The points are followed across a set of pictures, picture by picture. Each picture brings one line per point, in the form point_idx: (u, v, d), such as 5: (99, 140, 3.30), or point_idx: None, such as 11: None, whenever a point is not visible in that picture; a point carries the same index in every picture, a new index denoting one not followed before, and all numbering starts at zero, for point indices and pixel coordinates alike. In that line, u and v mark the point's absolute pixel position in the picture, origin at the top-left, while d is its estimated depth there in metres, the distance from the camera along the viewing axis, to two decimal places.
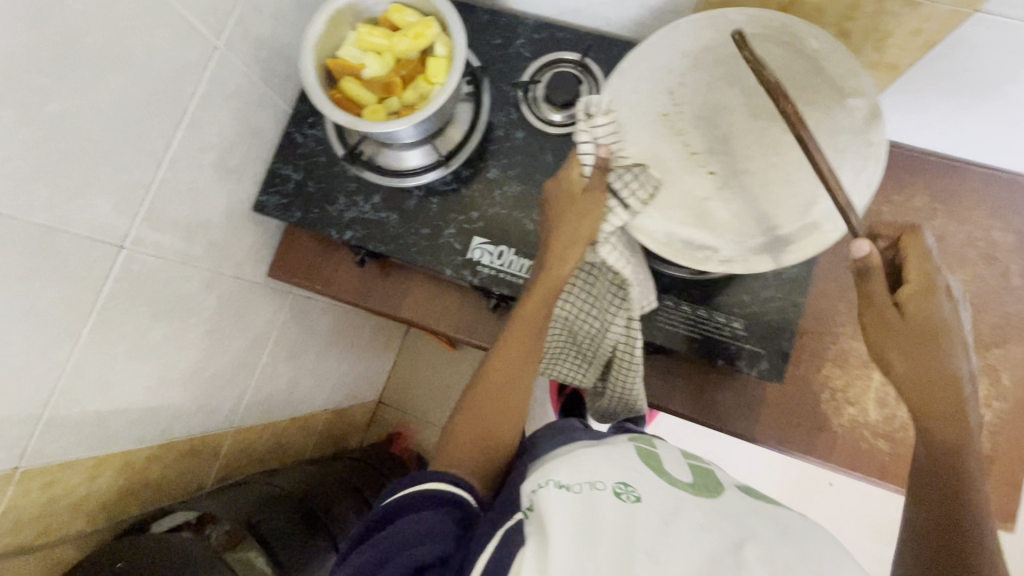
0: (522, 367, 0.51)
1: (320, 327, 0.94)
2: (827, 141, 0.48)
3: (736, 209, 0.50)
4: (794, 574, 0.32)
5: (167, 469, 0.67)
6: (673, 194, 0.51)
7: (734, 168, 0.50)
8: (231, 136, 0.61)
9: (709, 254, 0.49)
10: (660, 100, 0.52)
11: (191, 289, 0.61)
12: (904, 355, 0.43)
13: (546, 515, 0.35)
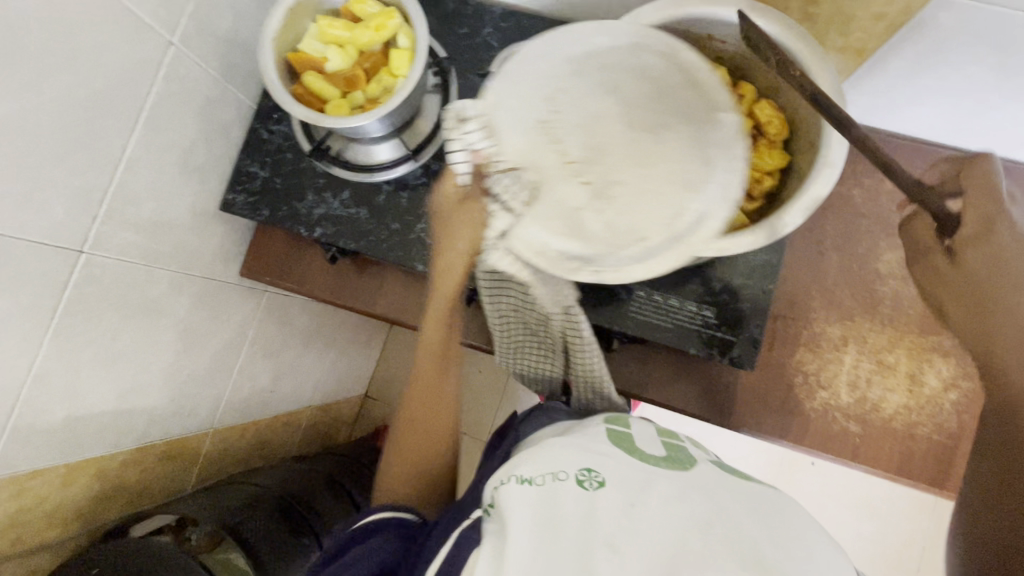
0: (440, 393, 0.52)
1: (299, 325, 0.94)
2: (688, 154, 0.46)
3: (610, 220, 0.46)
4: (760, 550, 0.32)
5: (144, 473, 0.67)
6: (549, 202, 0.47)
7: (609, 178, 0.47)
8: (193, 134, 0.60)
9: (579, 265, 0.47)
10: (536, 108, 0.48)
11: (158, 291, 0.60)
12: (961, 308, 0.39)
13: (509, 512, 0.35)
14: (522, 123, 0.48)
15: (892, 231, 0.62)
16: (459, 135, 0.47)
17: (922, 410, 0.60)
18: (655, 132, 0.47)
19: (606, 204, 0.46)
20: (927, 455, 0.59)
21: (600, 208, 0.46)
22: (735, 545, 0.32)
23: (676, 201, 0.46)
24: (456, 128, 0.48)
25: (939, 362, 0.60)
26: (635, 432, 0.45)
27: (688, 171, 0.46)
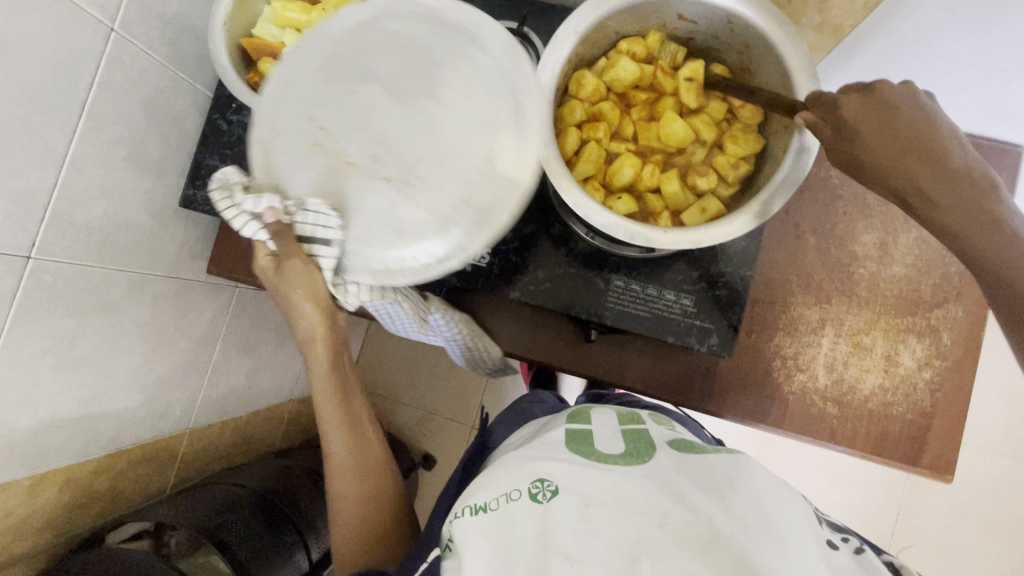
0: (360, 458, 0.58)
1: (273, 319, 0.91)
2: (477, 103, 0.44)
3: (430, 203, 0.43)
4: (716, 528, 0.33)
5: (115, 479, 0.65)
6: (357, 206, 0.43)
7: (404, 164, 0.43)
8: (144, 127, 0.56)
9: (427, 262, 0.43)
10: (304, 129, 0.44)
11: (119, 293, 0.58)
12: (922, 164, 0.36)
13: (464, 549, 0.34)
14: (293, 142, 0.44)
15: (869, 213, 0.62)
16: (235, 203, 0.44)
17: (897, 390, 0.60)
18: (431, 95, 0.44)
19: (416, 194, 0.43)
20: (901, 433, 0.60)
21: (412, 196, 0.43)
22: (690, 529, 0.34)
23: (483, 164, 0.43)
24: (230, 201, 0.44)
25: (914, 342, 0.61)
26: (595, 428, 0.45)
27: (489, 120, 0.43)
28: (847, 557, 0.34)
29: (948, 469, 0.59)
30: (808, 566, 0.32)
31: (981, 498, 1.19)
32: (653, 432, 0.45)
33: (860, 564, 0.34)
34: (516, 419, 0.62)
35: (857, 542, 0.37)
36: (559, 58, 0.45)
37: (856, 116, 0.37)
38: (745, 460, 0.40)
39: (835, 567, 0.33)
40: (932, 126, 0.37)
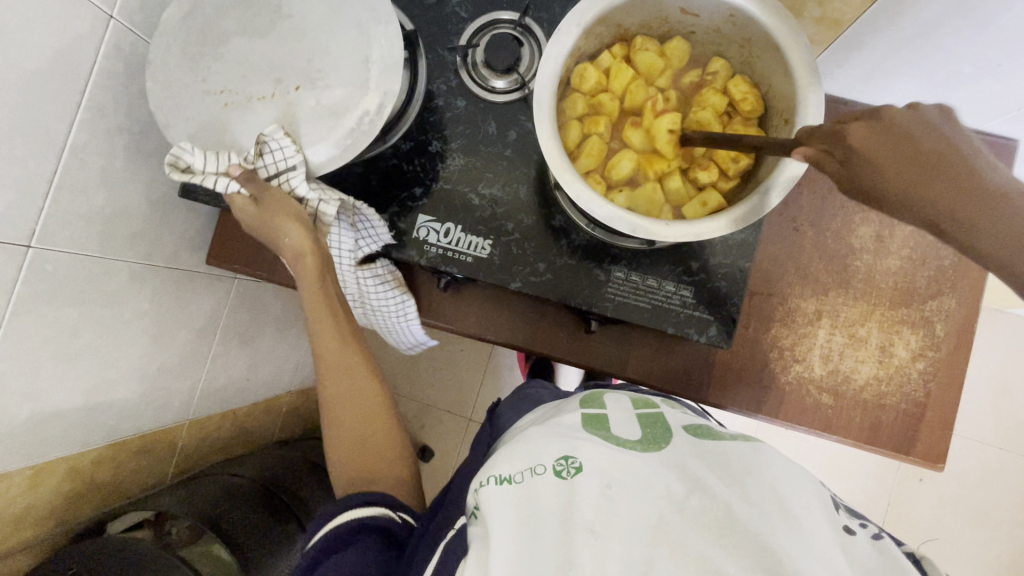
0: (356, 386, 0.60)
1: (271, 311, 0.91)
2: (345, 21, 0.51)
3: (341, 79, 0.50)
4: (734, 514, 0.34)
5: (117, 470, 0.65)
6: (287, 107, 0.50)
7: (308, 73, 0.50)
8: (143, 116, 0.56)
9: (370, 118, 0.50)
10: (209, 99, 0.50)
11: (120, 284, 0.58)
12: (947, 192, 0.30)
13: (490, 513, 0.37)
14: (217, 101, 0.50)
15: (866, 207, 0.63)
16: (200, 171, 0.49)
17: (891, 380, 0.61)
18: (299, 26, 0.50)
19: (323, 80, 0.50)
20: (895, 423, 0.61)
21: (324, 84, 0.50)
22: (708, 514, 0.34)
23: (364, 50, 0.50)
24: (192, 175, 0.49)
25: (908, 334, 0.62)
26: (610, 414, 0.45)
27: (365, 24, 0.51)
28: (862, 540, 0.35)
29: (938, 458, 0.61)
30: (824, 550, 0.32)
31: (969, 488, 1.22)
32: (666, 418, 0.46)
33: (877, 548, 0.34)
34: (522, 405, 0.62)
35: (872, 528, 0.37)
36: (562, 48, 0.45)
37: (863, 144, 0.32)
38: (762, 446, 0.41)
39: (850, 552, 0.33)
40: (967, 151, 0.31)
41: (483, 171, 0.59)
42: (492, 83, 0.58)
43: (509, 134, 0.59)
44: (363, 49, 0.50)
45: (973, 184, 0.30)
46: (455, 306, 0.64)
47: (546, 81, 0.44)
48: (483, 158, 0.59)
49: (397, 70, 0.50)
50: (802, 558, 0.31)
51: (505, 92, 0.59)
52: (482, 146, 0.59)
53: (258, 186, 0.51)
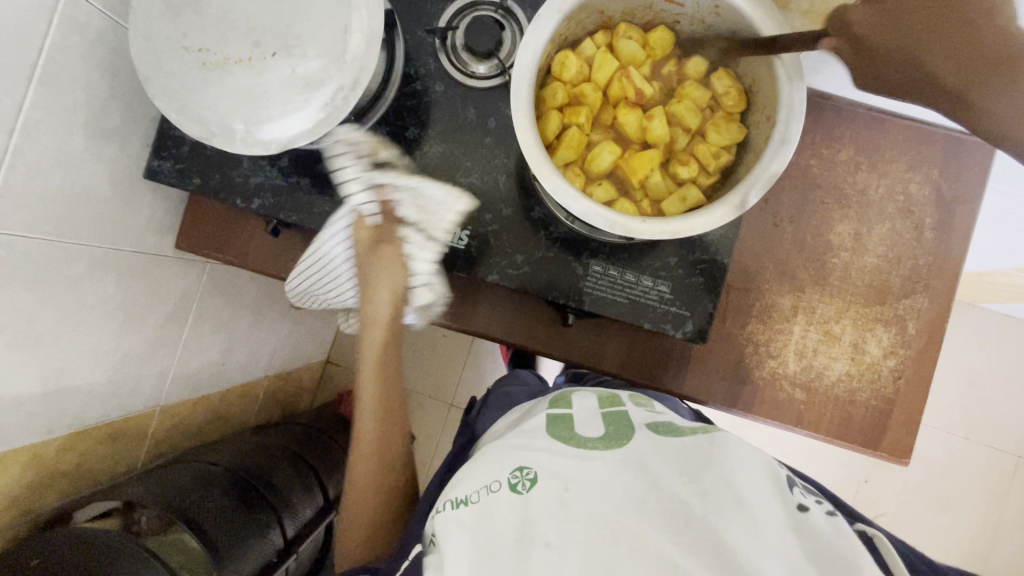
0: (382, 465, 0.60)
1: (246, 295, 0.89)
2: None
3: (320, 50, 0.47)
4: (689, 509, 0.35)
5: (84, 456, 0.64)
6: (263, 76, 0.47)
7: (286, 40, 0.47)
8: (102, 92, 0.53)
9: (345, 94, 0.47)
10: (183, 62, 0.47)
11: (81, 268, 0.56)
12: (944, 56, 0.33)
13: (445, 543, 0.37)
14: (184, 68, 0.47)
15: (845, 204, 0.63)
16: (361, 168, 0.56)
17: (863, 377, 0.62)
18: None
19: (301, 49, 0.47)
20: (864, 418, 0.62)
21: (302, 53, 0.47)
22: (667, 513, 0.35)
23: (343, 21, 0.48)
24: (350, 163, 0.56)
25: (880, 331, 0.62)
26: (576, 413, 0.45)
27: None
28: (817, 519, 0.36)
29: (905, 453, 0.62)
30: (777, 541, 0.33)
31: (935, 476, 1.26)
32: (630, 415, 0.45)
33: (832, 526, 0.36)
34: (498, 406, 0.63)
35: (828, 506, 0.38)
36: (542, 36, 0.43)
37: (868, 27, 0.36)
38: (719, 436, 0.41)
39: (804, 537, 0.34)
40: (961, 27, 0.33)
41: (461, 159, 0.57)
42: (472, 68, 0.57)
43: (488, 120, 0.57)
44: (343, 20, 0.48)
45: (986, 31, 0.32)
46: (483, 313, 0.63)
47: (525, 70, 0.43)
48: (462, 147, 0.57)
49: (378, 46, 0.48)
50: (755, 550, 0.32)
51: (485, 77, 0.57)
52: (460, 133, 0.57)
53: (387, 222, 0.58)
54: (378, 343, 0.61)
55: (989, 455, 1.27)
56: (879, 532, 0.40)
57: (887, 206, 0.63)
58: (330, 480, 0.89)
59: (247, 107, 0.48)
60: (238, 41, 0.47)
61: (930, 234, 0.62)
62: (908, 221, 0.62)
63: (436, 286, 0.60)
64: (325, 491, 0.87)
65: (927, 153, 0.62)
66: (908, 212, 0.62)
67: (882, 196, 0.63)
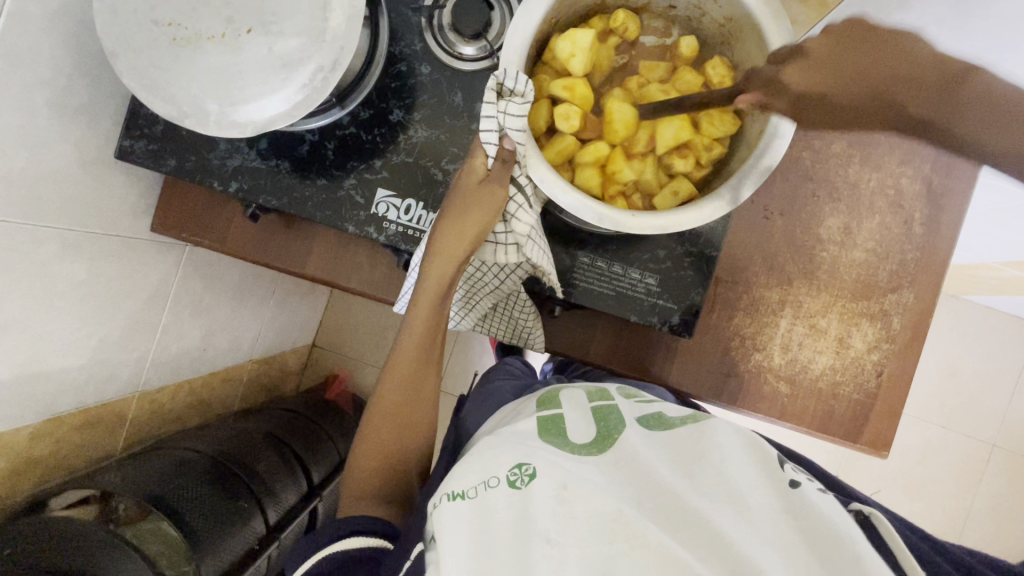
0: (414, 404, 0.50)
1: (229, 279, 0.87)
2: None
3: (298, 28, 0.45)
4: (682, 501, 0.35)
5: (59, 444, 0.63)
6: (238, 54, 0.45)
7: (263, 16, 0.45)
8: (67, 67, 0.50)
9: (324, 74, 0.45)
10: (152, 37, 0.45)
11: (49, 252, 0.54)
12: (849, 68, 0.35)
13: (442, 537, 0.36)
14: (153, 44, 0.45)
15: (835, 197, 0.62)
16: (500, 106, 0.41)
17: (846, 370, 0.62)
18: None
19: (278, 26, 0.45)
20: (846, 413, 0.63)
21: (278, 30, 0.45)
22: (662, 508, 0.35)
23: None
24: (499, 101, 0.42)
25: (866, 326, 0.62)
26: (566, 413, 0.44)
27: None
28: (811, 494, 0.36)
29: (884, 446, 0.63)
30: (771, 528, 0.34)
31: (911, 463, 1.29)
32: (620, 409, 0.45)
33: (826, 504, 0.36)
34: (486, 400, 0.63)
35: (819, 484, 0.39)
36: (531, 19, 0.41)
37: (801, 80, 0.38)
38: (709, 425, 0.41)
39: (802, 519, 0.35)
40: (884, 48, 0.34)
41: (447, 145, 0.55)
42: (460, 50, 0.54)
43: (475, 104, 0.55)
44: None
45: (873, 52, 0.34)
46: (565, 329, 0.63)
47: (513, 54, 0.41)
48: (448, 131, 0.55)
49: (360, 24, 0.46)
50: (748, 540, 0.33)
51: (473, 59, 0.55)
52: (445, 118, 0.55)
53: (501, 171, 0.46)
54: (440, 283, 0.48)
55: (964, 443, 1.30)
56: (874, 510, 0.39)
57: (877, 200, 0.62)
58: (315, 466, 0.89)
59: (222, 88, 0.45)
60: (211, 15, 0.44)
61: (919, 229, 0.62)
62: (898, 215, 0.62)
63: (525, 248, 0.48)
64: (310, 477, 0.87)
65: (919, 147, 0.62)
66: (898, 206, 0.62)
67: (872, 190, 0.62)
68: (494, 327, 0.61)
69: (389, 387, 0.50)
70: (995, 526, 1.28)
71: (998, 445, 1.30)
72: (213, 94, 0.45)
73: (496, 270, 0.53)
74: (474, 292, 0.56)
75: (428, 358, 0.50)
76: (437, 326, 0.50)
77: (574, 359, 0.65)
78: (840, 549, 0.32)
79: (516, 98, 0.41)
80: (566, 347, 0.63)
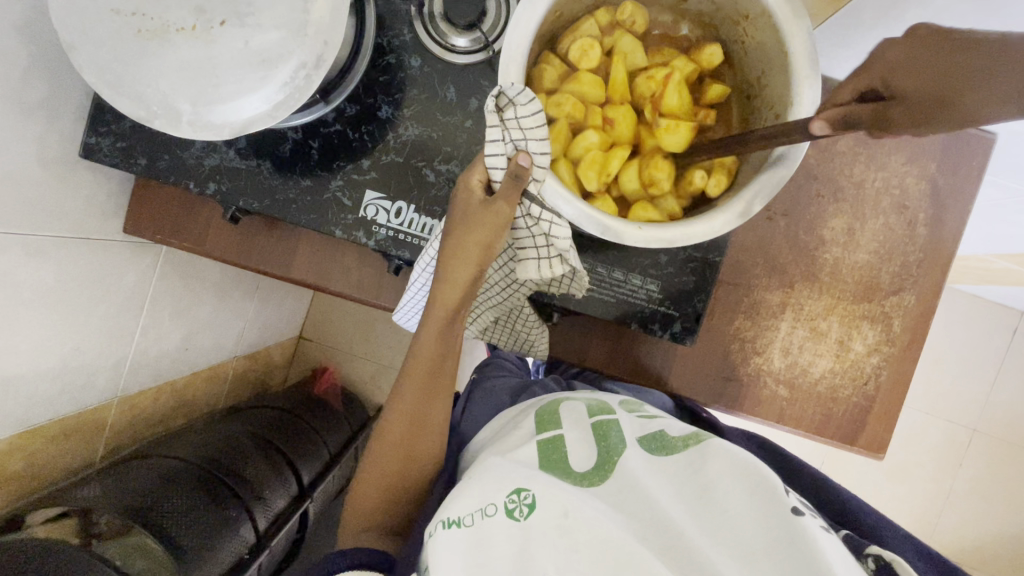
0: (420, 436, 0.47)
1: (210, 276, 0.83)
2: None
3: (277, 20, 0.42)
4: (686, 537, 0.34)
5: (34, 457, 0.60)
6: (212, 49, 0.41)
7: (238, 8, 0.41)
8: (21, 59, 0.46)
9: (307, 72, 0.42)
10: (115, 29, 0.41)
11: (11, 259, 0.50)
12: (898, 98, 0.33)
13: (437, 568, 0.35)
14: (115, 37, 0.41)
15: (840, 197, 0.60)
16: (509, 125, 0.39)
17: (846, 373, 0.62)
18: None
19: (254, 18, 0.41)
20: (845, 415, 0.62)
21: (256, 22, 0.41)
22: (666, 547, 0.34)
23: None
24: (502, 120, 0.39)
25: (867, 329, 0.61)
26: (567, 433, 0.42)
27: None
28: (812, 526, 0.34)
29: (881, 448, 0.62)
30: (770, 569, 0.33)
31: (894, 449, 1.32)
32: (620, 425, 0.43)
33: (829, 543, 0.33)
34: (479, 405, 0.61)
35: (823, 521, 0.36)
36: (533, 14, 0.39)
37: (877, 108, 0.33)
38: (712, 447, 0.40)
39: (800, 552, 0.32)
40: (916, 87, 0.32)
41: (439, 143, 0.52)
42: (452, 41, 0.51)
43: (469, 100, 0.52)
44: None
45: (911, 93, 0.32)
46: (561, 333, 0.61)
47: (515, 49, 0.39)
48: (441, 129, 0.52)
49: (344, 16, 0.42)
50: None
51: (466, 52, 0.51)
52: (438, 115, 0.52)
53: (514, 186, 0.40)
54: (451, 310, 0.44)
55: (947, 430, 1.32)
56: (896, 558, 0.37)
57: (882, 200, 0.61)
58: (305, 466, 0.87)
59: (194, 86, 0.42)
60: (179, 5, 0.41)
61: (922, 231, 0.61)
62: (902, 216, 0.61)
63: (569, 258, 0.44)
64: (300, 478, 0.85)
65: (926, 146, 0.60)
66: (903, 207, 0.60)
67: (877, 190, 0.60)
68: (500, 337, 0.58)
69: (394, 420, 0.46)
70: (972, 508, 1.32)
71: (979, 430, 1.33)
72: (183, 94, 0.42)
73: (508, 282, 0.51)
74: (488, 303, 0.53)
75: (435, 391, 0.46)
76: (447, 355, 0.46)
77: (569, 362, 0.63)
78: None
79: (521, 113, 0.38)
80: (562, 351, 0.61)
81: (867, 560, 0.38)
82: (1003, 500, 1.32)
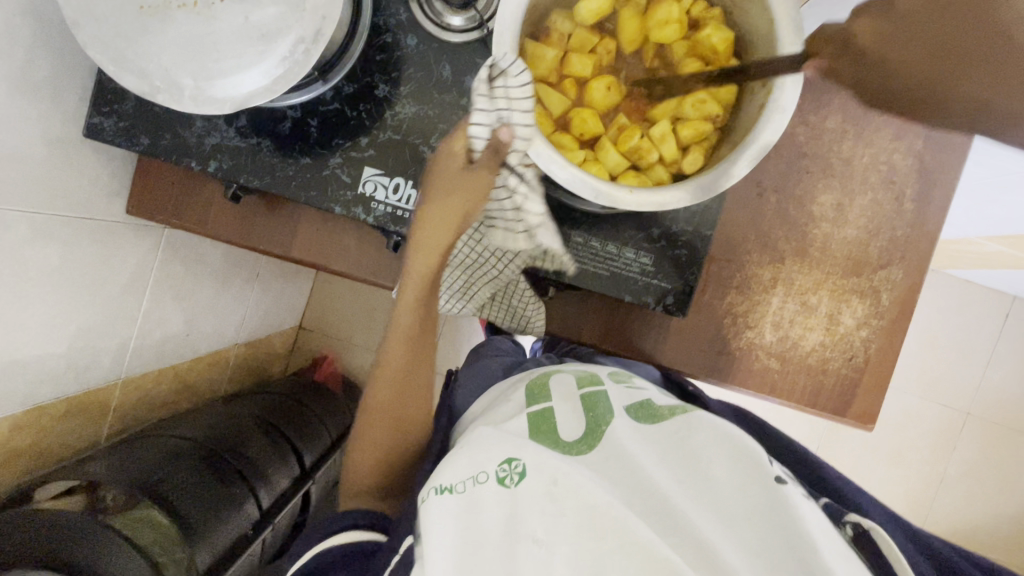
0: (404, 399, 0.52)
1: (211, 261, 0.84)
2: None
3: None
4: (669, 501, 0.36)
5: (41, 434, 0.61)
6: (213, 24, 0.42)
7: None
8: (26, 39, 0.47)
9: (306, 46, 0.43)
10: (119, 6, 0.42)
11: (18, 237, 0.51)
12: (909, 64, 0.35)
13: (429, 532, 0.36)
14: (119, 13, 0.42)
15: (830, 172, 0.62)
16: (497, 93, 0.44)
17: (836, 347, 0.63)
18: None
19: None
20: (835, 388, 0.64)
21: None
22: (650, 510, 0.36)
23: None
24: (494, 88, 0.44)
25: (855, 303, 0.63)
26: (556, 407, 0.44)
27: None
28: (794, 494, 0.35)
29: (871, 420, 0.64)
30: (751, 532, 0.34)
31: (887, 433, 1.34)
32: (608, 396, 0.45)
33: (811, 513, 0.35)
34: (474, 380, 0.63)
35: (803, 489, 0.38)
36: None
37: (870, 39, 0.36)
38: (696, 420, 0.42)
39: (781, 517, 0.34)
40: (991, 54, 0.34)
41: (436, 121, 0.53)
42: (447, 20, 0.52)
43: (464, 78, 0.53)
44: None
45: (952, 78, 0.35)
46: (556, 309, 0.62)
47: (509, 19, 0.40)
48: (437, 107, 0.53)
49: None
50: (723, 543, 0.33)
51: (461, 31, 0.52)
52: (434, 93, 0.53)
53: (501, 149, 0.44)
54: None
55: (941, 413, 1.34)
56: (873, 526, 0.38)
57: (870, 175, 0.62)
58: (307, 448, 0.88)
59: (196, 61, 0.43)
60: None
61: (909, 206, 0.62)
62: (890, 191, 0.62)
63: None
64: (302, 460, 0.86)
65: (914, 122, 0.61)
66: (890, 181, 0.62)
67: (865, 165, 0.62)
68: (500, 313, 0.64)
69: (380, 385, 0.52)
70: (966, 490, 1.34)
71: (973, 413, 1.35)
72: (185, 69, 0.43)
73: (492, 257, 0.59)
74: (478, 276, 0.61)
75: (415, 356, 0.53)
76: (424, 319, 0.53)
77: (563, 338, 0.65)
78: (821, 556, 0.32)
79: (509, 83, 0.43)
80: (558, 327, 0.63)
81: (845, 528, 0.39)
82: (996, 482, 1.34)
